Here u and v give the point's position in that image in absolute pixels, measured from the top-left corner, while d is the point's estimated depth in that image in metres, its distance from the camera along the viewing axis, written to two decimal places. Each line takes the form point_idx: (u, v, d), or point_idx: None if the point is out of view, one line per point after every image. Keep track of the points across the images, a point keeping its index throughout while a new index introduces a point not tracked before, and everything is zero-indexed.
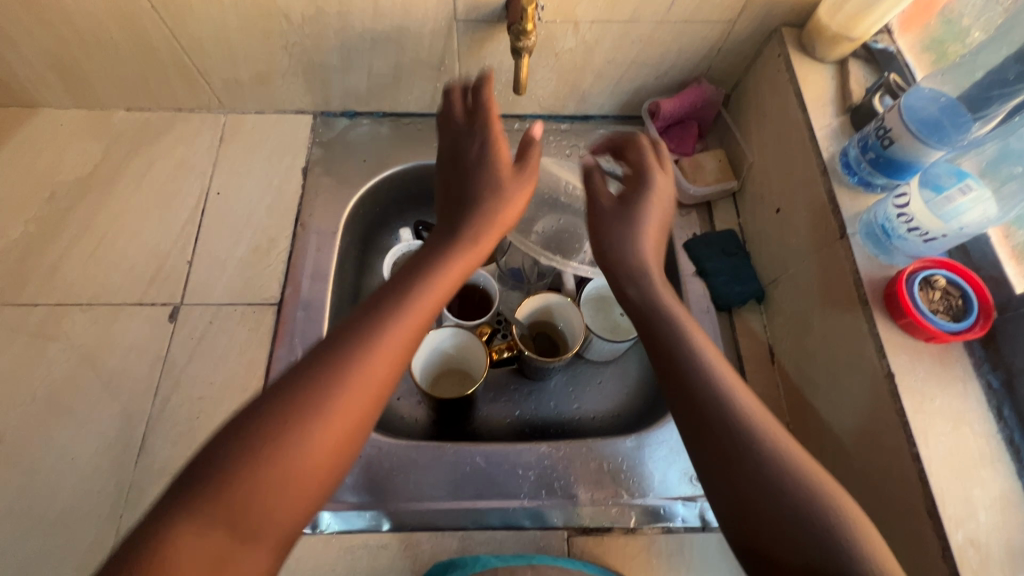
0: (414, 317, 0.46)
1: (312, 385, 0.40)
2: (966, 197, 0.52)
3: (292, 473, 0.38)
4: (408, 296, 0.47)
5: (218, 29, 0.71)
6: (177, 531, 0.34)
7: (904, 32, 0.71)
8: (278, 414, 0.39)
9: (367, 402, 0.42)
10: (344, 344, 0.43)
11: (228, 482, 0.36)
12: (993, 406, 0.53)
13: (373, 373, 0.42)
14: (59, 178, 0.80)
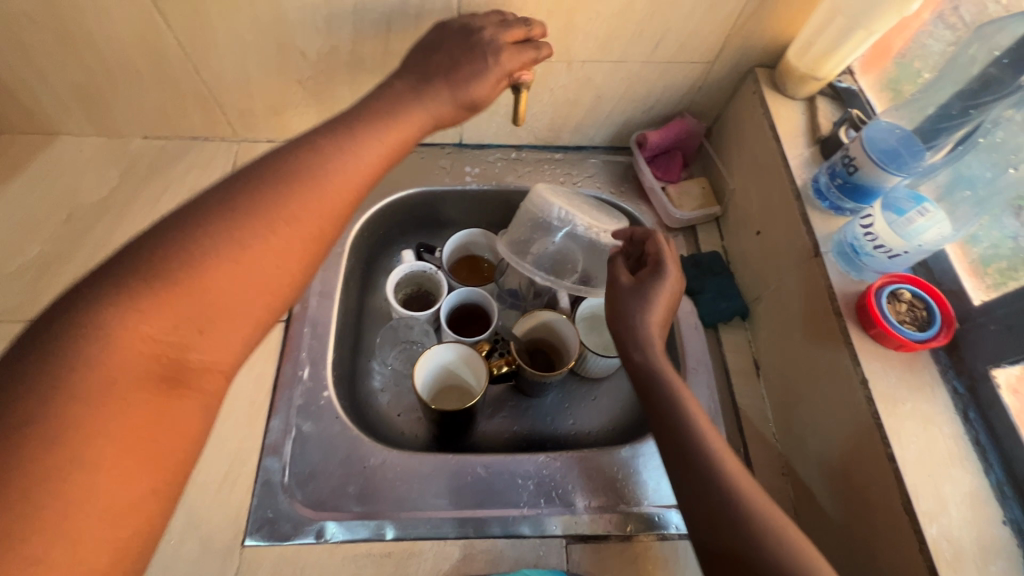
0: (352, 170, 0.51)
1: (254, 211, 0.45)
2: (923, 219, 0.58)
3: (232, 284, 0.43)
4: (347, 148, 0.51)
5: (238, 64, 0.76)
6: (121, 313, 0.38)
7: (866, 72, 0.77)
8: (220, 226, 0.43)
9: (306, 236, 0.47)
10: (297, 170, 0.48)
11: (178, 277, 0.40)
12: (959, 409, 0.57)
13: (307, 208, 0.47)
14: (76, 201, 0.83)
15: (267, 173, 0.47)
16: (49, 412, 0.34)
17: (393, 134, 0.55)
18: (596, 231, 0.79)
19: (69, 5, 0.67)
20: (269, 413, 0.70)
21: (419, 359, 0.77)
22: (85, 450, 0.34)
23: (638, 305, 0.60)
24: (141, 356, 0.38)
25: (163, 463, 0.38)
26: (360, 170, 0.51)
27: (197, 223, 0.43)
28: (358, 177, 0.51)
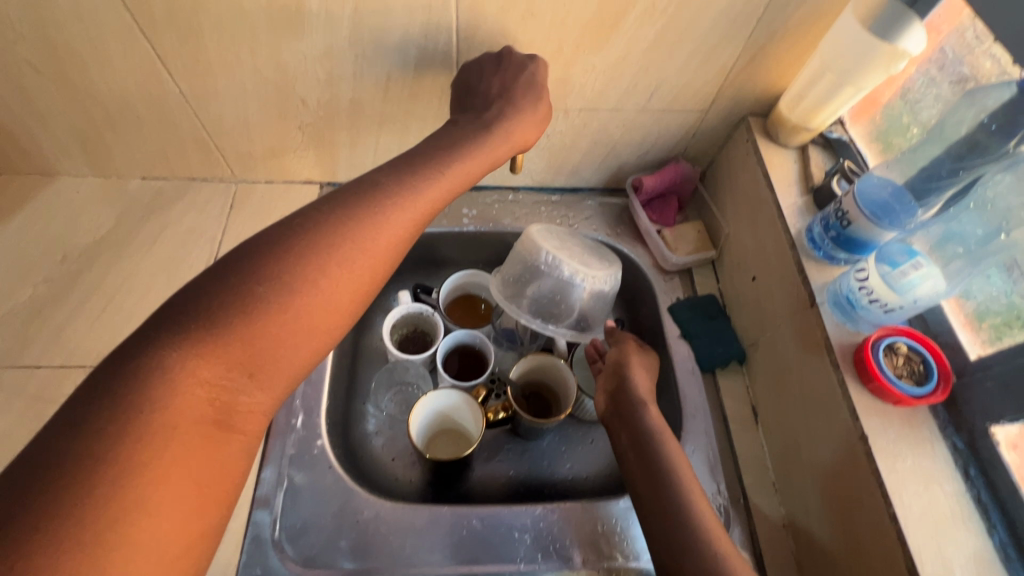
0: (407, 218, 0.54)
1: (322, 256, 0.47)
2: (916, 273, 0.59)
3: (297, 325, 0.45)
4: (405, 195, 0.54)
5: (239, 110, 0.77)
6: (186, 358, 0.40)
7: (855, 122, 0.79)
8: (288, 271, 0.45)
9: (365, 281, 0.50)
10: (353, 219, 0.50)
11: (237, 325, 0.42)
12: (960, 466, 0.57)
13: (370, 255, 0.50)
14: (71, 243, 0.83)
15: (333, 216, 0.50)
16: (115, 453, 0.35)
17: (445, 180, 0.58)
18: (584, 277, 0.78)
19: (73, 55, 0.68)
20: (260, 463, 0.69)
21: (415, 405, 0.76)
22: (142, 496, 0.35)
23: (642, 381, 0.70)
24: (201, 400, 0.40)
25: (213, 503, 0.39)
26: (415, 218, 0.55)
27: (262, 266, 0.45)
28: (412, 225, 0.55)
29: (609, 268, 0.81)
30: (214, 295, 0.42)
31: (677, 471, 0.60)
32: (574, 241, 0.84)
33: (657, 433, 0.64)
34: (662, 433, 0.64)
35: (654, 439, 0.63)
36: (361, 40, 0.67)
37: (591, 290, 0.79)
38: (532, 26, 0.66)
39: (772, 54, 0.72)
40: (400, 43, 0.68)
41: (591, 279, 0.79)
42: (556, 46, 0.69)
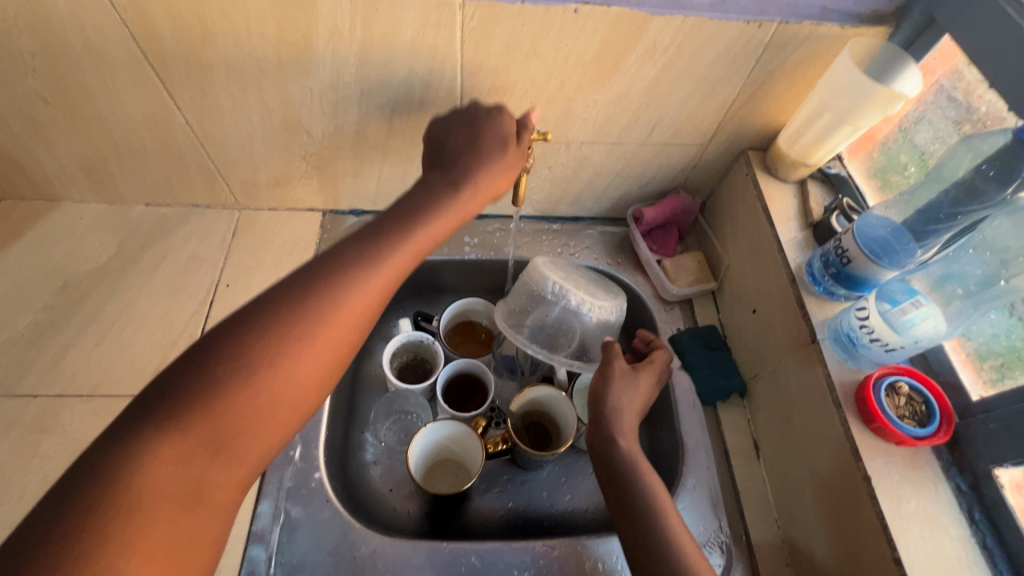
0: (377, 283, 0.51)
1: (281, 335, 0.46)
2: (917, 311, 0.58)
3: (256, 404, 0.44)
4: (372, 260, 0.52)
5: (244, 141, 0.78)
6: (151, 451, 0.39)
7: (853, 156, 0.81)
8: (242, 352, 0.44)
9: (339, 349, 0.49)
10: (323, 286, 0.49)
11: (203, 414, 0.41)
12: (963, 509, 0.56)
13: (333, 327, 0.48)
14: (73, 269, 0.83)
15: (294, 291, 0.48)
16: (88, 550, 0.35)
17: (418, 243, 0.56)
18: (589, 307, 0.78)
19: (80, 87, 0.69)
20: (256, 497, 0.68)
21: (415, 435, 0.76)
22: None
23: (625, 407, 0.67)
24: (169, 486, 0.40)
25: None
26: (387, 283, 0.52)
27: (231, 346, 0.44)
28: (383, 290, 0.52)
29: (614, 300, 0.81)
30: (181, 380, 0.42)
31: (657, 504, 0.59)
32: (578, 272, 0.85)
33: (635, 464, 0.62)
34: (641, 464, 0.62)
35: (630, 471, 0.61)
36: (367, 76, 0.68)
37: (596, 321, 0.79)
38: (535, 64, 0.68)
39: (771, 91, 0.73)
40: (405, 79, 0.69)
41: (595, 308, 0.79)
42: (559, 83, 0.70)
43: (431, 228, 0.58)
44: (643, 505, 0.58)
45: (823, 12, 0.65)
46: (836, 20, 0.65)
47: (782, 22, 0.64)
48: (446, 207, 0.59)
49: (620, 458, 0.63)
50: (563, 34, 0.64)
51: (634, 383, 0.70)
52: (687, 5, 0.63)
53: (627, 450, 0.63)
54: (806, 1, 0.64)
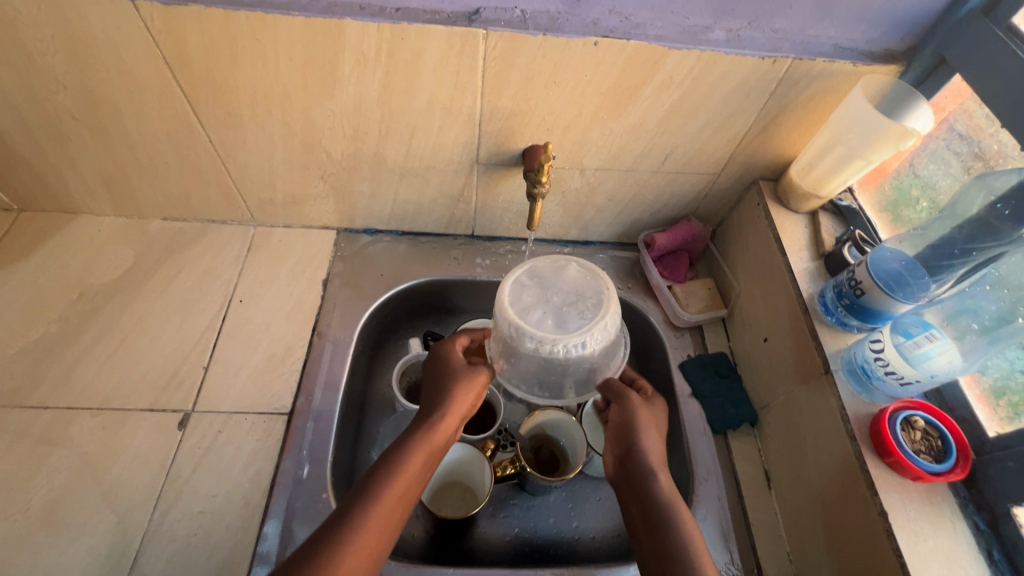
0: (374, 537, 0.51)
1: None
2: (932, 344, 0.58)
3: None
4: (369, 501, 0.52)
5: (264, 160, 0.79)
6: None
7: (864, 189, 0.82)
8: None
9: None
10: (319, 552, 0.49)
11: None
12: (981, 548, 0.56)
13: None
14: (89, 281, 0.84)
15: None
16: None
17: (409, 482, 0.56)
18: (551, 347, 0.59)
19: (110, 106, 0.70)
20: (262, 517, 0.67)
21: None
22: None
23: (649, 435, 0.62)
24: None
25: None
26: (386, 520, 0.53)
27: None
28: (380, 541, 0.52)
29: (587, 325, 0.59)
30: None
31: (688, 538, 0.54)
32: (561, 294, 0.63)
33: (670, 502, 0.57)
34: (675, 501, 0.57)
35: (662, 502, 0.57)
36: (389, 101, 0.70)
37: (567, 357, 0.60)
38: (554, 94, 0.69)
39: (783, 124, 0.74)
40: (426, 105, 0.71)
41: (559, 347, 0.59)
42: (576, 112, 0.72)
43: (417, 460, 0.57)
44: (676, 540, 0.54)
45: (835, 49, 0.67)
46: (848, 57, 0.66)
47: (796, 59, 0.66)
48: (437, 420, 0.60)
49: (657, 497, 0.57)
50: (583, 65, 0.66)
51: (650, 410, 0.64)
52: (703, 40, 0.65)
53: (665, 489, 0.58)
54: (819, 39, 0.66)
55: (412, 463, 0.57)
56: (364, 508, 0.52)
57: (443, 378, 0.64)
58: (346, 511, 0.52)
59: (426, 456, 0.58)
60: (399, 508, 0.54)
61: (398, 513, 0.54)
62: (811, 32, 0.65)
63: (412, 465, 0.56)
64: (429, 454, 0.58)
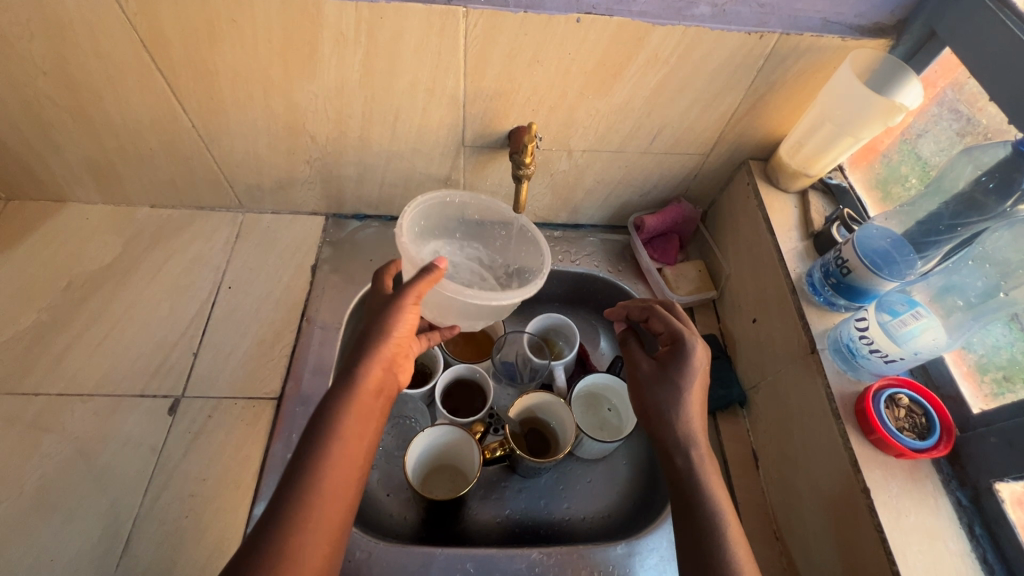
0: (329, 495, 0.52)
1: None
2: (917, 323, 0.58)
3: None
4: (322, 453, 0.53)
5: (249, 144, 0.78)
6: None
7: (854, 168, 0.81)
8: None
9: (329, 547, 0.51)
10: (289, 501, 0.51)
11: None
12: (964, 524, 0.56)
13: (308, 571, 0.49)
14: (78, 269, 0.84)
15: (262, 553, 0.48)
16: None
17: (352, 435, 0.55)
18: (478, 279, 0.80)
19: (91, 91, 0.70)
20: (252, 499, 0.68)
21: (411, 440, 0.75)
22: None
23: (697, 394, 0.62)
24: None
25: None
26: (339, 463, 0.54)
27: None
28: (336, 495, 0.53)
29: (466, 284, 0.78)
30: None
31: (727, 534, 0.55)
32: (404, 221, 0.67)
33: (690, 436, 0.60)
34: (710, 483, 0.58)
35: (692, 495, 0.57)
36: (372, 82, 0.69)
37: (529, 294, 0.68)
38: (537, 72, 0.68)
39: (771, 102, 0.74)
40: (409, 86, 0.70)
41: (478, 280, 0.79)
42: (561, 91, 0.71)
43: (354, 408, 0.56)
44: (716, 542, 0.54)
45: (824, 24, 0.65)
46: (836, 31, 0.65)
47: (783, 34, 0.64)
48: (364, 364, 0.59)
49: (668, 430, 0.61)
50: (566, 43, 0.65)
51: (702, 357, 0.62)
52: (688, 15, 0.63)
53: (685, 426, 0.60)
54: (806, 13, 0.65)
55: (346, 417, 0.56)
56: (311, 475, 0.52)
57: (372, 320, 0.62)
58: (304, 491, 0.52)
59: (362, 410, 0.57)
60: (351, 465, 0.55)
61: (347, 466, 0.54)
62: (799, 5, 0.64)
63: (350, 422, 0.56)
64: (367, 405, 0.58)
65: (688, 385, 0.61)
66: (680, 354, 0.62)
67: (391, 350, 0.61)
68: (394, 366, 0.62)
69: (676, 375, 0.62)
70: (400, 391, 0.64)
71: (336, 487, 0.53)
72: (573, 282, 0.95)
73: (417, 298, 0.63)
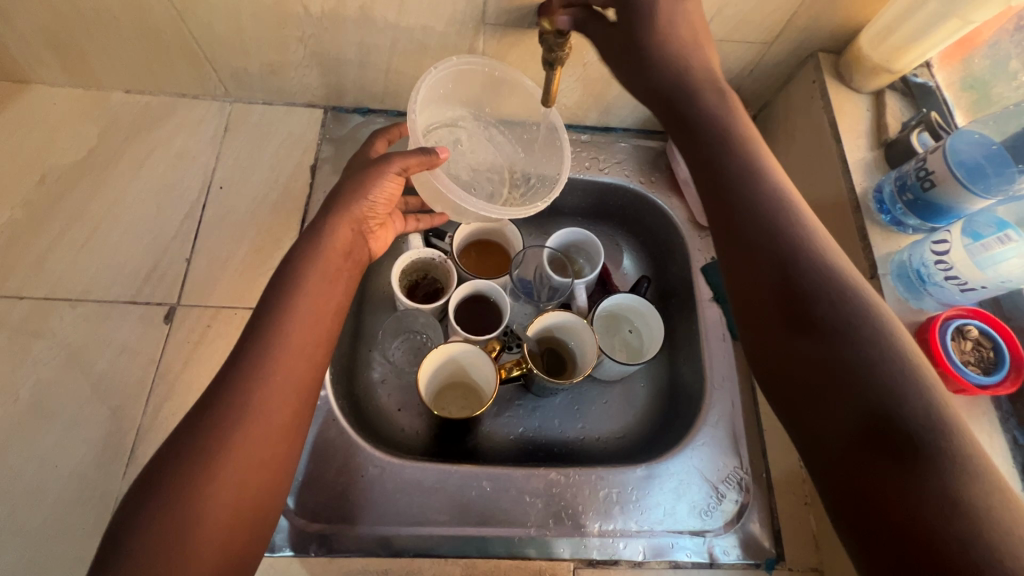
0: (302, 340, 0.52)
1: (222, 443, 0.46)
2: (1005, 246, 0.51)
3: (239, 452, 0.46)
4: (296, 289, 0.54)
5: (230, 15, 0.66)
6: None
7: (943, 66, 0.68)
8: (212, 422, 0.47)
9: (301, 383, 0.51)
10: (263, 329, 0.52)
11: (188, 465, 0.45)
12: (1018, 464, 0.52)
13: (270, 407, 0.49)
14: (50, 162, 0.75)
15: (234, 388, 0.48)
16: None
17: (327, 271, 0.57)
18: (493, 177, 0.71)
19: None
20: None
21: (425, 358, 0.72)
22: None
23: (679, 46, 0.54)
24: None
25: None
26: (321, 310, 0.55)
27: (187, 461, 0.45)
28: (313, 347, 0.53)
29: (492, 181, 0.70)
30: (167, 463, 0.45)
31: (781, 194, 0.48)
32: (413, 101, 0.60)
33: (719, 121, 0.52)
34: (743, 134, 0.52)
35: None
36: None
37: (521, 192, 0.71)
38: None
39: None
40: None
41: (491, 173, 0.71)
42: None
43: (332, 256, 0.58)
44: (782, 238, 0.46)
45: None
46: None
47: None
48: (337, 221, 0.59)
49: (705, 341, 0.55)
50: None
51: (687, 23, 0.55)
52: None
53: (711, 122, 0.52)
54: None
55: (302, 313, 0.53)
56: (278, 315, 0.52)
57: (347, 183, 0.62)
58: (256, 335, 0.51)
59: (319, 306, 0.55)
60: (318, 310, 0.55)
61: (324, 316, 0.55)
62: None
63: (318, 269, 0.56)
64: (335, 267, 0.58)
65: (714, 110, 0.53)
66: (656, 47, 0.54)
67: (365, 210, 0.62)
68: (364, 232, 0.63)
69: (644, 43, 0.54)
70: (369, 258, 0.65)
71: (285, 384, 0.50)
72: (599, 193, 0.86)
73: (402, 168, 0.60)
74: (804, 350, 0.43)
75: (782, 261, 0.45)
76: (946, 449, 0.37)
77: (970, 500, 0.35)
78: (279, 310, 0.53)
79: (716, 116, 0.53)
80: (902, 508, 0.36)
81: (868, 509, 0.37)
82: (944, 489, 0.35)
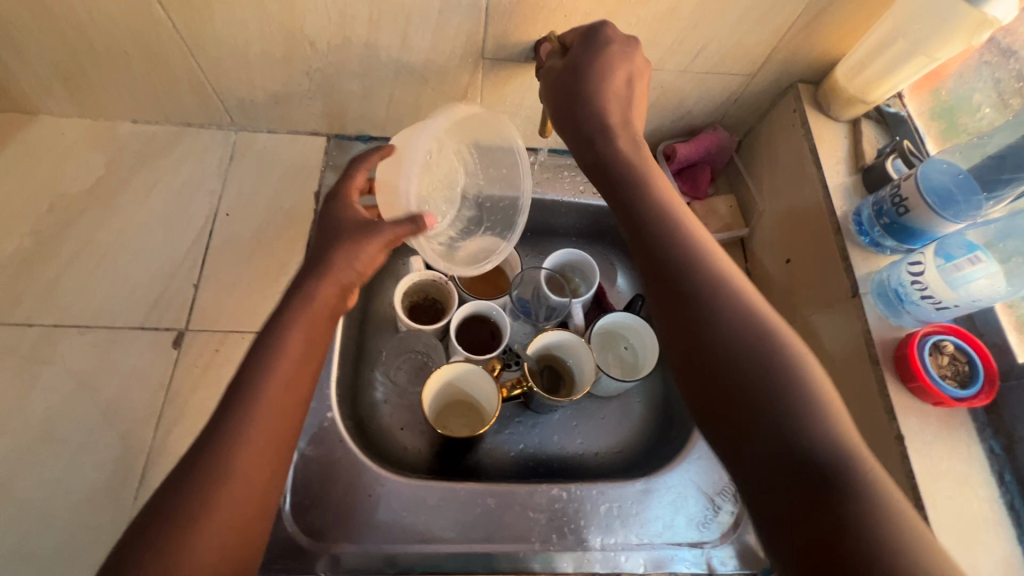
0: (278, 400, 0.51)
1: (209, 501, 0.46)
2: (976, 267, 0.55)
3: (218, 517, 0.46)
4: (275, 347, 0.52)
5: (240, 49, 0.69)
6: None
7: (913, 96, 0.73)
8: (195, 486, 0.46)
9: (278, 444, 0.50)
10: (239, 395, 0.50)
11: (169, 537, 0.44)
12: (995, 471, 0.56)
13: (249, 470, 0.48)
14: (58, 191, 0.76)
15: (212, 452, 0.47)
16: None
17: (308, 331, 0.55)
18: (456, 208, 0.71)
19: None
20: None
21: (429, 378, 0.74)
22: None
23: (613, 84, 0.59)
24: None
25: None
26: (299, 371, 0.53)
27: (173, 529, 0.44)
28: (290, 405, 0.52)
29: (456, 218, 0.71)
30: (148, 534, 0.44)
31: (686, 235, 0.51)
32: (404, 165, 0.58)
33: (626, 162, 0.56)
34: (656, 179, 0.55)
35: None
36: None
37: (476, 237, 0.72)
38: None
39: (834, 14, 0.65)
40: None
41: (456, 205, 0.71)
42: None
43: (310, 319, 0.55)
44: (695, 274, 0.48)
45: None
46: None
47: None
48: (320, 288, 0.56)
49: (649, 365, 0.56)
50: None
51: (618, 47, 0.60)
52: None
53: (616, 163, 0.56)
54: None
55: (286, 373, 0.52)
56: (255, 375, 0.51)
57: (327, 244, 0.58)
58: (238, 392, 0.50)
59: (300, 366, 0.53)
60: (298, 369, 0.53)
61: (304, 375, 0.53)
62: None
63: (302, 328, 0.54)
64: (319, 332, 0.55)
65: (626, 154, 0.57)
66: (590, 80, 0.59)
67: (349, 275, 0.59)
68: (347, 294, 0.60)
69: (587, 92, 0.59)
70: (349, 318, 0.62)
71: (267, 441, 0.49)
72: (593, 215, 0.89)
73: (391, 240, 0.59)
74: (723, 381, 0.45)
75: (700, 296, 0.47)
76: (862, 477, 0.39)
77: (875, 532, 0.36)
78: (257, 369, 0.51)
79: (629, 155, 0.57)
80: (825, 538, 0.37)
81: (807, 538, 0.37)
82: (854, 523, 0.36)
